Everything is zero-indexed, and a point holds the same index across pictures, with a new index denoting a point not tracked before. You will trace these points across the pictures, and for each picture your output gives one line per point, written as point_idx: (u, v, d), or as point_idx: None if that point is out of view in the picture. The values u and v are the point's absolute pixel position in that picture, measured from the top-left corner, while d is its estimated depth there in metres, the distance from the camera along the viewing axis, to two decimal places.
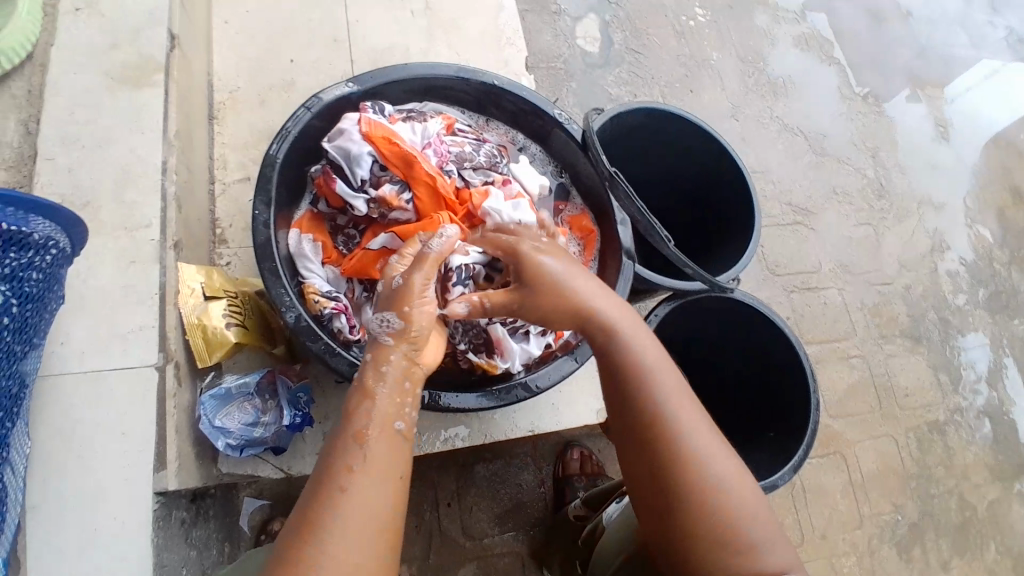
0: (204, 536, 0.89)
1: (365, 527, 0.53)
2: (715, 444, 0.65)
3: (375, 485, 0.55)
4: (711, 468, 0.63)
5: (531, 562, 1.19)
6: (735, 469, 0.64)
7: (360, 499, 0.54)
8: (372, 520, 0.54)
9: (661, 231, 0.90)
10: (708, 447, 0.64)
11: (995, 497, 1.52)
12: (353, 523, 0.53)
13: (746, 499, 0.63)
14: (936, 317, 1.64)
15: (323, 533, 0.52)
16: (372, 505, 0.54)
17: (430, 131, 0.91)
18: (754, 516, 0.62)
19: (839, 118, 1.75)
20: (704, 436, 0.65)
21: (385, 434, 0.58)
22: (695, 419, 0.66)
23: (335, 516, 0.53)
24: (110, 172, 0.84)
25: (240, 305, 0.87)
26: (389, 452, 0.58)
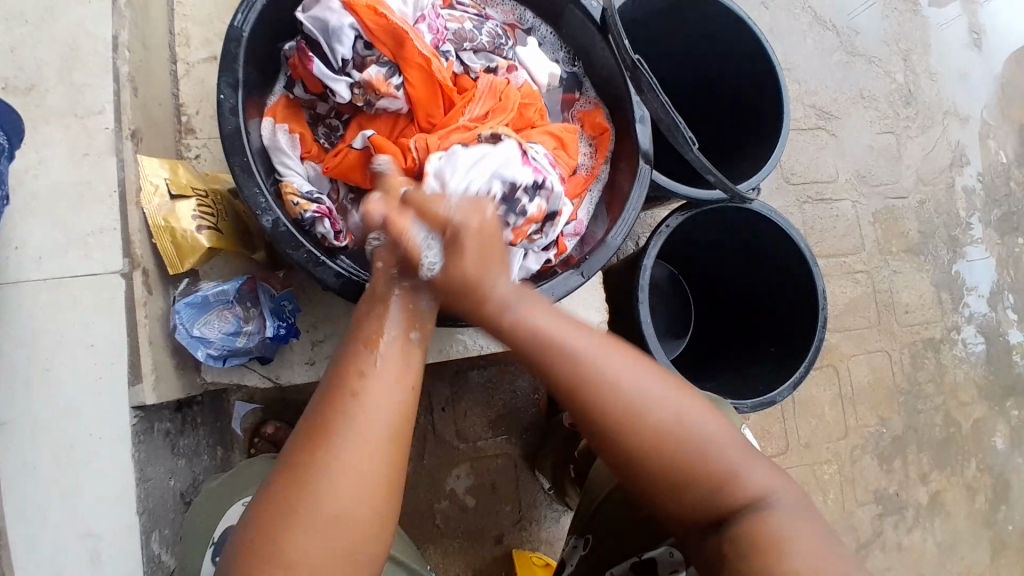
0: (192, 444, 0.87)
1: (377, 434, 0.51)
2: (657, 386, 0.56)
3: (388, 392, 0.53)
4: (658, 420, 0.55)
5: (523, 463, 1.20)
6: (684, 408, 0.56)
7: (373, 405, 0.52)
8: (382, 427, 0.51)
9: (686, 132, 0.80)
10: (645, 396, 0.55)
11: (978, 414, 1.55)
12: (365, 430, 0.51)
13: (706, 437, 0.55)
14: (947, 235, 1.58)
15: (337, 438, 0.50)
16: (385, 412, 0.52)
17: (425, 2, 0.78)
18: (721, 442, 0.55)
19: (875, 11, 1.58)
20: (644, 381, 0.56)
21: (400, 346, 0.57)
22: (623, 366, 0.56)
23: (349, 420, 0.51)
24: (52, 45, 0.71)
25: (211, 205, 0.80)
26: (403, 362, 0.56)
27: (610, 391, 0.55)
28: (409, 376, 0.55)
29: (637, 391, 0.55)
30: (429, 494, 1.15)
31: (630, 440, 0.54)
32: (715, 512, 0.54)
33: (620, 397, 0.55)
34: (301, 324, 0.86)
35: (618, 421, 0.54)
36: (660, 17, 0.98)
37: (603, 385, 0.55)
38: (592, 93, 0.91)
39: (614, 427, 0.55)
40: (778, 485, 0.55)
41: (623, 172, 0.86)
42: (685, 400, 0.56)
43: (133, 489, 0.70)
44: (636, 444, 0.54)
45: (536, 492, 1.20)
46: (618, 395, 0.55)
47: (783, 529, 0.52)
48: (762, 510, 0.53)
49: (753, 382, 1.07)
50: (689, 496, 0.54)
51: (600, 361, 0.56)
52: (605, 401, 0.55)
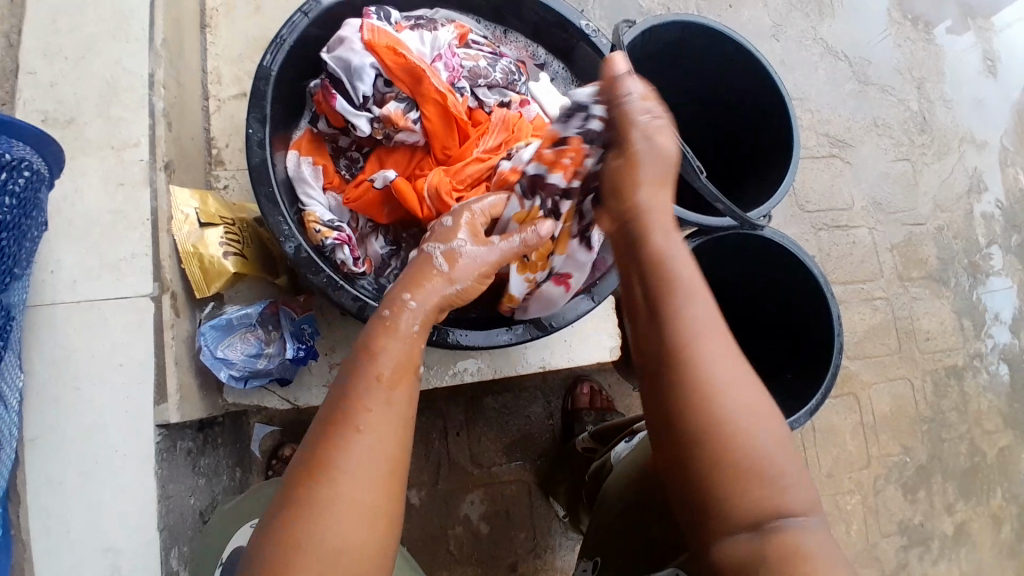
0: (213, 463, 0.89)
1: (378, 466, 0.47)
2: (737, 364, 0.53)
3: (389, 428, 0.49)
4: (733, 395, 0.52)
5: (537, 490, 1.20)
6: (760, 396, 0.52)
7: (375, 437, 0.48)
8: (384, 460, 0.47)
9: (693, 161, 0.83)
10: (733, 372, 0.53)
11: (1006, 445, 1.51)
12: (368, 461, 0.47)
13: (772, 434, 0.51)
14: (966, 262, 1.57)
15: (337, 467, 0.46)
16: (387, 447, 0.48)
17: (441, 41, 0.81)
18: (778, 450, 0.51)
19: (885, 41, 1.60)
20: (728, 359, 0.53)
21: (400, 376, 0.52)
22: (719, 336, 0.54)
23: (349, 449, 0.47)
24: (95, 85, 0.76)
25: (237, 232, 0.84)
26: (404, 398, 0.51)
27: (700, 350, 0.53)
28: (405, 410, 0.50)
29: (722, 363, 0.53)
30: (442, 519, 1.15)
31: (698, 411, 0.51)
32: (755, 517, 0.49)
33: (705, 364, 0.52)
34: (320, 346, 0.88)
35: (698, 381, 0.52)
36: (669, 50, 1.01)
37: (696, 344, 0.53)
38: None
39: (694, 391, 0.52)
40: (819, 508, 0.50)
41: None
42: (757, 393, 0.53)
43: (155, 505, 0.72)
44: (702, 421, 0.51)
45: (551, 520, 1.20)
46: (705, 355, 0.53)
47: (810, 547, 0.47)
48: (795, 526, 0.49)
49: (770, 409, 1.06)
50: (736, 492, 0.50)
51: (700, 324, 0.54)
52: (691, 360, 0.52)
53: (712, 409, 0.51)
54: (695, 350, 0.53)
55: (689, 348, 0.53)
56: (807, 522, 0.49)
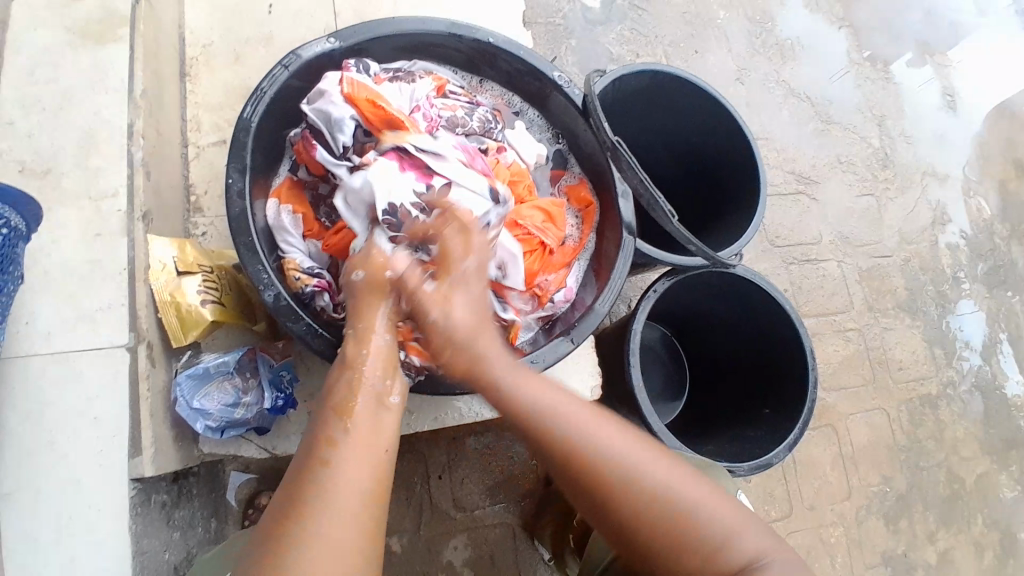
0: (188, 516, 0.87)
1: (354, 500, 0.53)
2: (635, 448, 0.59)
3: (361, 458, 0.56)
4: (647, 481, 0.57)
5: (522, 533, 1.18)
6: (668, 468, 0.58)
7: (347, 479, 0.53)
8: (357, 493, 0.53)
9: (665, 205, 0.85)
10: (628, 455, 0.58)
11: (984, 471, 1.53)
12: (341, 500, 0.52)
13: (695, 491, 0.57)
14: (934, 292, 1.61)
15: (308, 508, 0.51)
16: (361, 474, 0.54)
17: (419, 93, 0.85)
18: (714, 501, 0.57)
19: (846, 82, 1.68)
20: (627, 445, 0.59)
21: (369, 410, 0.60)
22: (603, 431, 0.59)
23: (322, 488, 0.52)
24: (75, 137, 0.77)
25: (216, 280, 0.83)
26: (371, 425, 0.59)
27: (599, 460, 0.58)
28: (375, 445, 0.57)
29: (618, 453, 0.58)
30: (425, 566, 1.13)
31: (626, 511, 0.56)
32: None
33: (612, 473, 0.57)
34: (298, 394, 0.88)
35: (610, 497, 0.57)
36: (638, 97, 1.05)
37: (592, 456, 0.58)
38: (577, 169, 0.98)
39: (610, 502, 0.57)
40: (772, 545, 0.56)
41: (609, 241, 0.90)
42: (671, 466, 0.59)
43: (129, 561, 0.69)
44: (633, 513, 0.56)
45: (536, 563, 1.18)
46: (605, 467, 0.57)
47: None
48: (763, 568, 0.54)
49: (750, 445, 1.06)
50: (701, 562, 0.55)
51: (583, 429, 0.59)
52: (595, 471, 0.57)
53: (641, 509, 0.56)
54: (592, 462, 0.58)
55: (589, 461, 0.58)
56: (765, 561, 0.55)
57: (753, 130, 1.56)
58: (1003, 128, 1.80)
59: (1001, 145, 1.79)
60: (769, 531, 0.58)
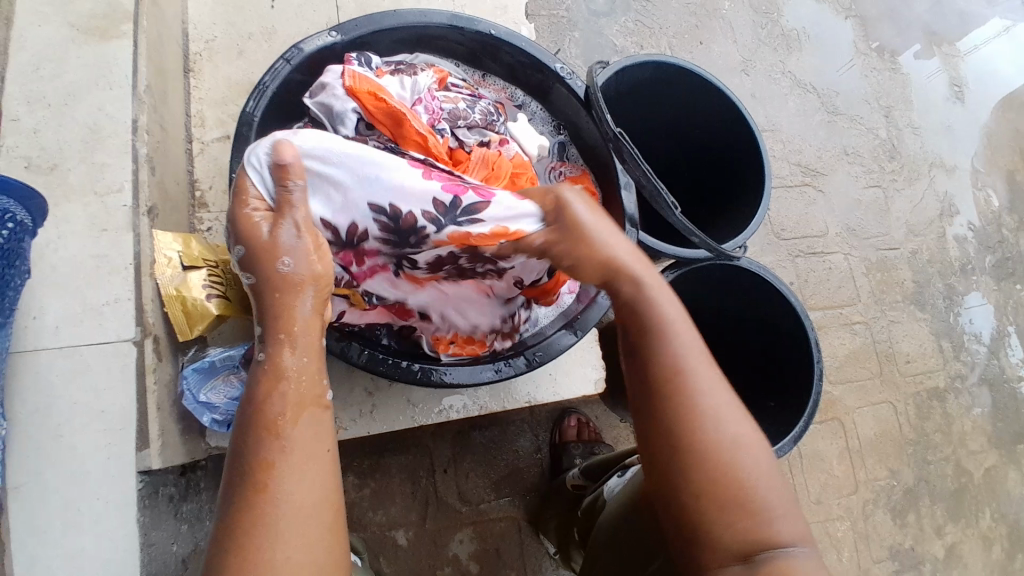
0: (196, 509, 0.88)
1: (310, 525, 0.48)
2: (728, 398, 0.58)
3: (303, 476, 0.50)
4: (728, 428, 0.56)
5: (527, 526, 1.19)
6: (752, 427, 0.57)
7: (293, 495, 0.49)
8: (310, 512, 0.49)
9: (668, 197, 0.84)
10: (722, 405, 0.57)
11: (991, 464, 1.53)
12: (295, 532, 0.48)
13: (763, 462, 0.56)
14: (941, 284, 1.60)
15: (261, 544, 0.47)
16: (308, 498, 0.49)
17: (421, 85, 0.84)
18: (773, 479, 0.55)
19: (853, 73, 1.66)
20: (724, 394, 0.58)
21: (300, 416, 0.53)
22: (709, 371, 0.58)
23: (266, 523, 0.47)
24: (80, 133, 0.77)
25: (222, 274, 0.81)
26: (309, 434, 0.53)
27: (697, 389, 0.57)
28: (317, 455, 0.52)
29: (714, 396, 0.57)
30: (431, 559, 1.13)
31: (693, 441, 0.55)
32: (745, 547, 0.53)
33: (700, 409, 0.56)
34: None
35: (691, 420, 0.56)
36: (642, 89, 1.04)
37: (690, 383, 0.57)
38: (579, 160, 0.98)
39: (683, 427, 0.56)
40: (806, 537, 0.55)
41: None
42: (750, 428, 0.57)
43: (138, 554, 0.70)
44: (700, 446, 0.55)
45: (542, 558, 1.18)
46: (699, 396, 0.57)
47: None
48: (783, 553, 0.53)
49: None
50: (736, 521, 0.53)
51: (689, 360, 0.58)
52: (689, 396, 0.56)
53: (711, 447, 0.55)
54: (689, 387, 0.57)
55: (685, 387, 0.57)
56: (791, 548, 0.53)
57: (759, 122, 1.55)
58: (1012, 118, 1.78)
59: (1010, 135, 1.77)
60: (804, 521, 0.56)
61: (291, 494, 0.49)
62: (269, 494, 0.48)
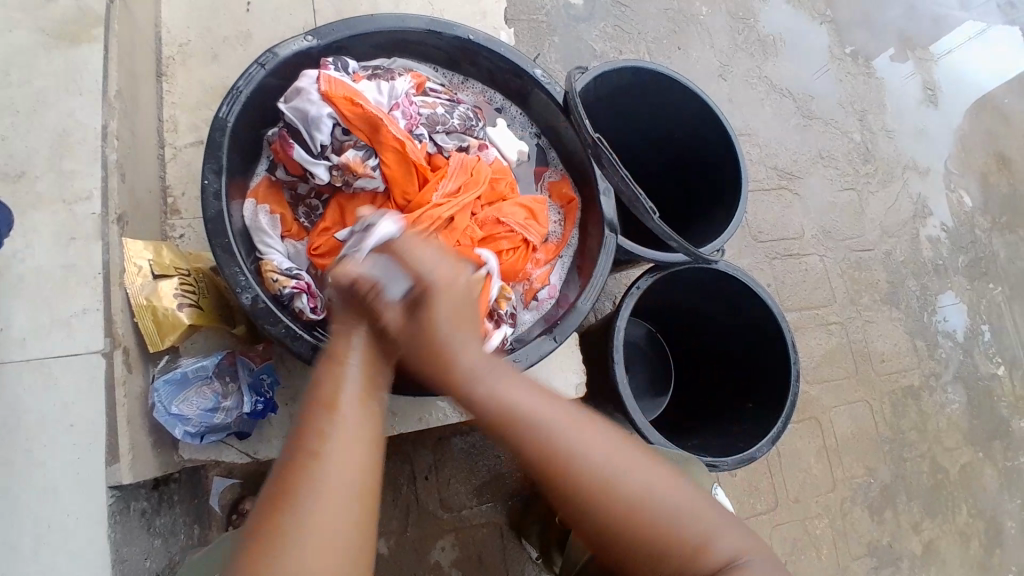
0: (169, 523, 0.86)
1: (340, 508, 0.47)
2: (617, 451, 0.57)
3: (352, 455, 0.49)
4: (641, 481, 0.56)
5: (510, 532, 1.18)
6: (663, 470, 0.58)
7: (337, 474, 0.48)
8: (349, 492, 0.48)
9: (646, 202, 0.85)
10: (615, 462, 0.56)
11: (966, 461, 1.56)
12: (327, 505, 0.47)
13: (685, 494, 0.57)
14: (916, 285, 1.63)
15: (299, 506, 0.46)
16: (350, 477, 0.48)
17: (398, 90, 0.83)
18: (699, 508, 0.57)
19: (828, 78, 1.69)
20: (614, 449, 0.57)
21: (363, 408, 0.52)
22: (585, 436, 0.57)
23: (307, 488, 0.47)
24: (47, 139, 0.75)
25: (192, 283, 0.82)
26: (371, 421, 0.52)
27: (584, 461, 0.55)
28: (368, 444, 0.51)
29: (608, 456, 0.57)
30: (413, 568, 1.12)
31: (611, 510, 0.55)
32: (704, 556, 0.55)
33: (600, 476, 0.55)
34: (279, 397, 0.88)
35: (597, 491, 0.55)
36: (621, 93, 1.05)
37: (575, 461, 0.55)
38: (559, 165, 0.98)
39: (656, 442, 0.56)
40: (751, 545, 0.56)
41: (590, 238, 0.91)
42: (662, 468, 0.58)
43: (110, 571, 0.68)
44: (622, 512, 0.55)
45: (525, 562, 1.18)
46: (588, 467, 0.55)
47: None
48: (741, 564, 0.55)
49: (735, 440, 1.07)
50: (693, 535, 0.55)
51: (565, 433, 0.56)
52: (577, 468, 0.55)
53: (624, 512, 0.55)
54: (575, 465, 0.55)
55: (570, 467, 0.55)
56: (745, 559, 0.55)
57: (736, 126, 1.57)
58: (983, 121, 1.82)
59: (981, 138, 1.81)
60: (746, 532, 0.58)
61: (338, 472, 0.48)
62: (321, 460, 0.48)
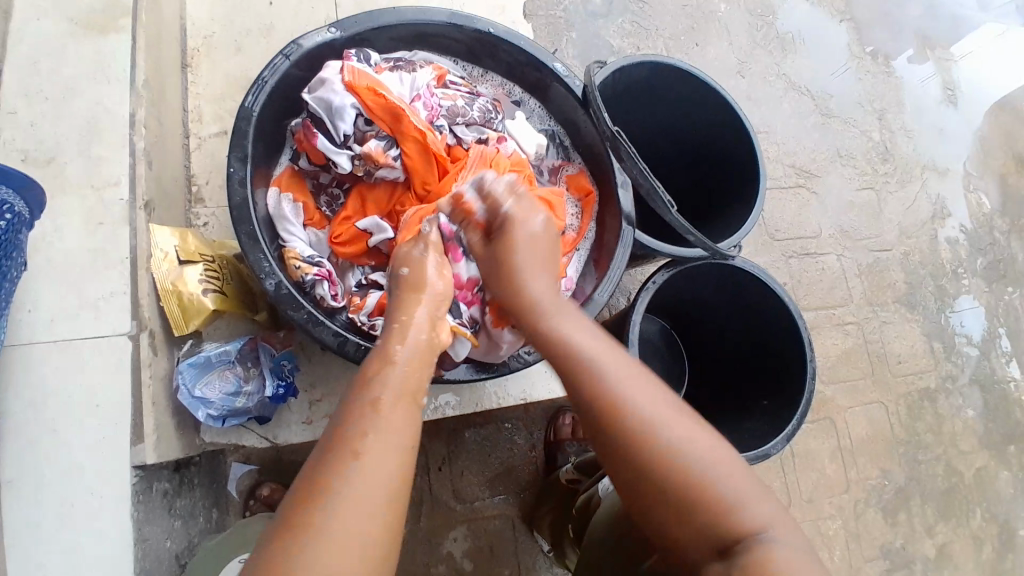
0: (189, 505, 0.87)
1: (376, 503, 0.48)
2: (656, 392, 0.60)
3: (387, 453, 0.50)
4: (672, 427, 0.57)
5: (521, 525, 1.19)
6: (695, 426, 0.58)
7: (372, 471, 0.49)
8: (383, 488, 0.49)
9: (665, 196, 0.85)
10: (654, 403, 0.59)
11: (982, 465, 1.54)
12: (365, 498, 0.47)
13: (721, 457, 0.57)
14: (933, 286, 1.62)
15: (335, 496, 0.47)
16: (385, 476, 0.49)
17: (419, 82, 0.84)
18: (733, 472, 0.56)
19: (847, 76, 1.68)
20: (655, 393, 0.60)
21: (400, 405, 0.54)
22: (638, 376, 0.60)
23: (346, 485, 0.48)
24: (78, 126, 0.77)
25: (218, 270, 0.84)
26: (405, 418, 0.54)
27: (628, 397, 0.58)
28: (406, 442, 0.52)
29: (647, 398, 0.59)
30: (425, 557, 1.13)
31: (638, 447, 0.57)
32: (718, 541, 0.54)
33: (638, 414, 0.58)
34: (298, 384, 0.89)
35: (631, 427, 0.57)
36: (639, 88, 1.05)
37: (619, 394, 0.59)
38: (579, 159, 0.98)
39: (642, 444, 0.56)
40: (780, 522, 0.55)
41: (607, 230, 0.91)
42: (697, 425, 0.59)
43: (132, 549, 0.69)
44: (644, 452, 0.56)
45: (536, 555, 1.19)
46: (629, 402, 0.58)
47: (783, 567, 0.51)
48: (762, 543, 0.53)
49: (749, 437, 1.07)
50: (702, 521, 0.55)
51: (617, 373, 0.60)
52: (618, 401, 0.58)
53: (654, 451, 0.56)
54: (622, 398, 0.58)
55: (614, 401, 0.58)
56: (765, 537, 0.54)
57: (753, 123, 1.56)
58: (1004, 122, 1.80)
59: (1002, 139, 1.79)
60: (777, 508, 0.56)
61: (375, 463, 0.49)
62: (359, 459, 0.49)
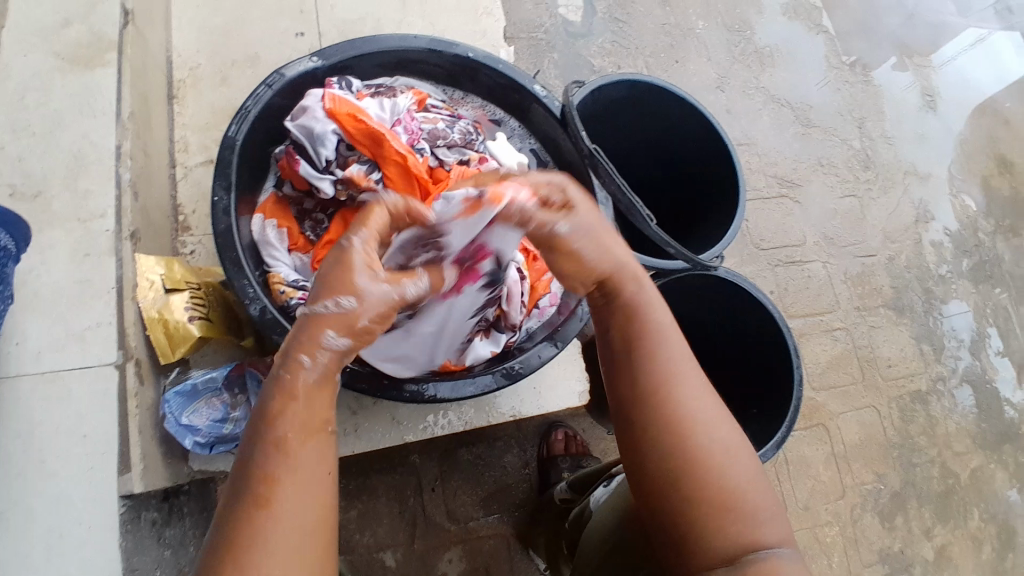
0: (178, 534, 0.87)
1: (302, 536, 0.44)
2: (704, 387, 0.57)
3: (301, 506, 0.44)
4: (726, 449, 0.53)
5: (516, 543, 1.18)
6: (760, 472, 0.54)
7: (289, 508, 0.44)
8: (307, 519, 0.44)
9: (643, 210, 0.87)
10: (716, 413, 0.55)
11: (978, 465, 1.55)
12: (289, 524, 0.43)
13: (768, 492, 0.54)
14: (920, 290, 1.64)
15: (258, 533, 0.43)
16: (298, 525, 0.44)
17: (400, 107, 0.86)
18: (751, 473, 0.54)
19: (825, 87, 1.71)
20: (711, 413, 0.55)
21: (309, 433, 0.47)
22: (692, 371, 0.57)
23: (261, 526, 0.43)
24: (62, 160, 0.78)
25: (203, 297, 0.84)
26: (315, 457, 0.47)
27: (675, 392, 0.55)
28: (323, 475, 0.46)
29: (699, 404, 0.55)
30: None
31: (691, 458, 0.53)
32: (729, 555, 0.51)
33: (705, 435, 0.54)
34: None
35: (702, 453, 0.53)
36: (616, 106, 1.07)
37: (680, 391, 0.55)
38: None
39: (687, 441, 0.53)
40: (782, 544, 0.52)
41: None
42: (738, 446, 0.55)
43: None
44: (717, 477, 0.52)
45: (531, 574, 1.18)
46: (693, 414, 0.54)
47: None
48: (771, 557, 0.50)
49: None
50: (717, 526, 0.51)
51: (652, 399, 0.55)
52: (674, 411, 0.54)
53: (730, 487, 0.52)
54: (687, 417, 0.54)
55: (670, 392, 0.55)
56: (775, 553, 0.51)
57: (735, 136, 1.59)
58: (986, 125, 1.83)
59: (984, 142, 1.82)
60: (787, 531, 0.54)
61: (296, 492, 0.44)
62: (268, 509, 0.43)
